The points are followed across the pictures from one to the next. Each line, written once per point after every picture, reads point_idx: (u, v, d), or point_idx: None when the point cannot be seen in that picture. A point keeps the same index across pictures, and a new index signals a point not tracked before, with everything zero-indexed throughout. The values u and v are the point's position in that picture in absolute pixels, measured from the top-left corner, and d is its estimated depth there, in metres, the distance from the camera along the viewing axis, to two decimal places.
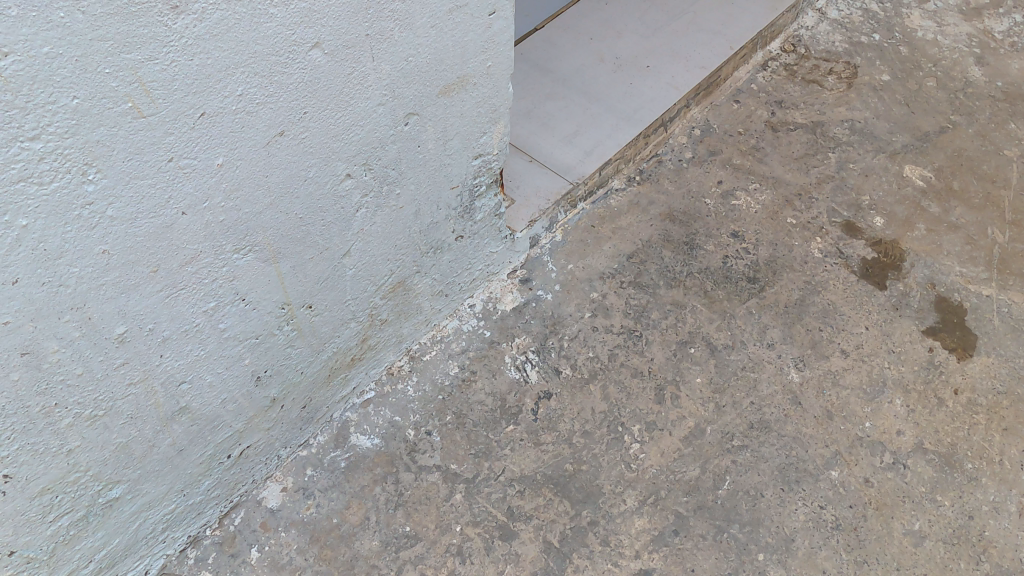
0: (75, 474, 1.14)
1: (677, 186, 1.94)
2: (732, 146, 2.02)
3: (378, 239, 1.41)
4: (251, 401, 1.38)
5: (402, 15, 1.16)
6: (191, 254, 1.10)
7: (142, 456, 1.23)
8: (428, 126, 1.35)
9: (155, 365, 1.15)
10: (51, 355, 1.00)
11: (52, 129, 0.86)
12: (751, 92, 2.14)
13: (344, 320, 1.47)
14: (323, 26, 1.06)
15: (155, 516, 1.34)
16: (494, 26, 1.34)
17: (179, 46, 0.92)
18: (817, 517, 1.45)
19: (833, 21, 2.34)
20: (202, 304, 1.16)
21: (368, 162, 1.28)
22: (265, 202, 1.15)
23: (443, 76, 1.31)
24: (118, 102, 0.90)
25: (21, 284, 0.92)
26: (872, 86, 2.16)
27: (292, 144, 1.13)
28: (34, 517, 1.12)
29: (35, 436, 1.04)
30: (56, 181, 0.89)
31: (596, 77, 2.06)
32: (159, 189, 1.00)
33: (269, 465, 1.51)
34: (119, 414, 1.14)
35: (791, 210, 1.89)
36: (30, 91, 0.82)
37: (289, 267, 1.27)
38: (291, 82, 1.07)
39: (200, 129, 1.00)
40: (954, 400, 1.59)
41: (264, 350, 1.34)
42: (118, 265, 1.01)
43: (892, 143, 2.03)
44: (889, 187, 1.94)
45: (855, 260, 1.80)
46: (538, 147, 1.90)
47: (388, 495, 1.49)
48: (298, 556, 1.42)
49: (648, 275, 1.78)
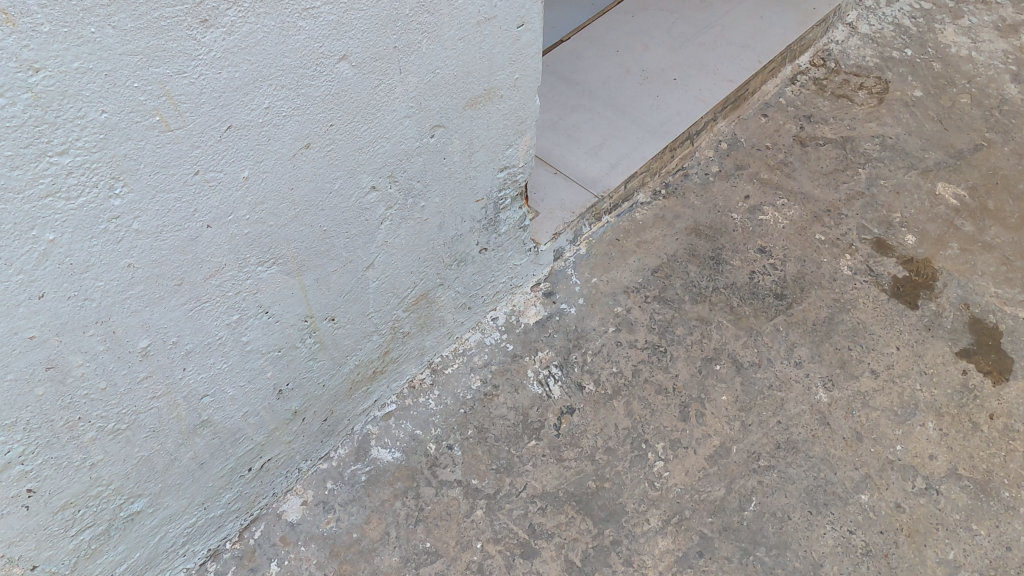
0: (97, 488, 1.13)
1: (703, 200, 1.91)
2: (760, 160, 1.99)
3: (401, 252, 1.40)
4: (273, 414, 1.38)
5: (430, 28, 1.15)
6: (215, 267, 1.09)
7: (163, 469, 1.22)
8: (454, 139, 1.34)
9: (178, 378, 1.14)
10: (76, 369, 0.99)
11: (80, 143, 0.85)
12: (779, 106, 2.12)
13: (366, 333, 1.46)
14: (351, 39, 1.05)
15: (177, 529, 1.33)
16: (521, 38, 1.32)
17: (208, 60, 0.91)
18: (846, 542, 1.41)
19: (865, 34, 2.31)
20: (225, 316, 1.16)
21: (393, 174, 1.27)
22: (290, 215, 1.15)
23: (470, 88, 1.30)
24: (146, 116, 0.89)
25: (47, 298, 0.92)
26: (904, 102, 2.13)
27: (318, 157, 1.12)
28: (56, 531, 1.11)
29: (59, 450, 1.04)
30: (83, 196, 0.89)
31: (622, 89, 2.04)
32: (185, 202, 0.99)
33: (289, 478, 1.50)
34: (142, 427, 1.14)
35: (820, 226, 1.86)
36: (61, 106, 0.82)
37: (312, 280, 1.26)
38: (318, 95, 1.06)
39: (226, 142, 0.99)
40: (990, 425, 1.55)
41: (287, 363, 1.33)
42: (143, 279, 1.01)
43: (925, 159, 1.99)
44: (921, 204, 1.90)
45: (885, 278, 1.77)
46: (564, 159, 1.88)
47: (408, 510, 1.48)
48: (317, 571, 1.41)
49: (673, 290, 1.76)
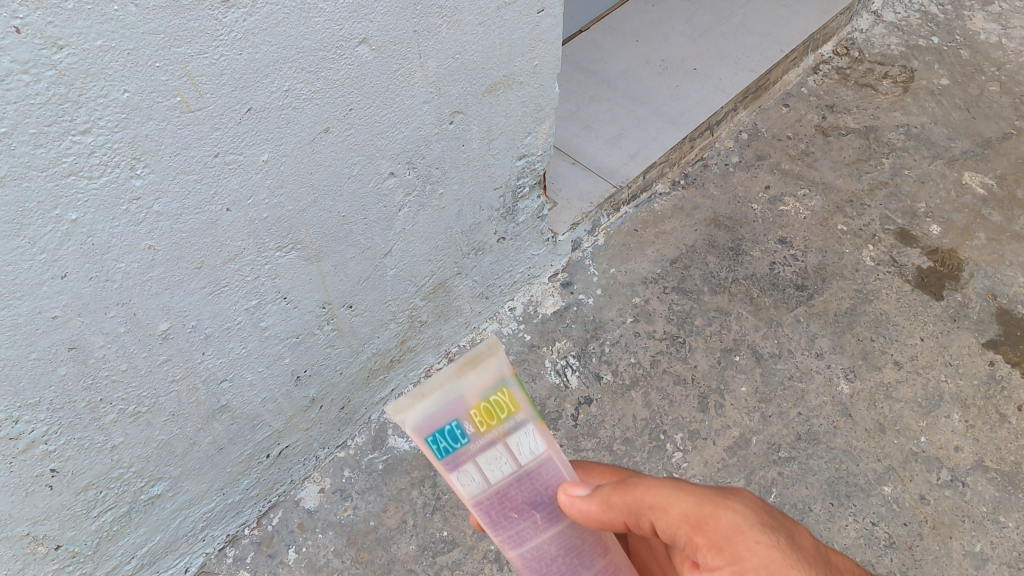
0: (118, 470, 1.14)
1: (723, 190, 1.90)
2: (781, 150, 1.97)
3: (419, 239, 1.40)
4: (291, 401, 1.38)
5: (450, 11, 1.15)
6: (235, 251, 1.09)
7: (183, 453, 1.23)
8: (473, 126, 1.33)
9: (197, 362, 1.15)
10: (98, 350, 1.00)
11: (103, 122, 0.85)
12: (801, 96, 2.10)
13: (384, 321, 1.46)
14: (372, 22, 1.05)
15: (196, 514, 1.35)
16: (542, 24, 1.32)
17: (228, 40, 0.91)
18: (869, 534, 1.40)
19: (890, 23, 2.28)
20: (244, 301, 1.16)
21: (412, 160, 1.27)
22: (309, 200, 1.15)
23: (490, 75, 1.29)
24: (167, 96, 0.89)
25: (70, 279, 0.92)
26: (929, 91, 2.10)
27: (337, 141, 1.12)
28: (79, 512, 1.13)
29: (81, 431, 1.05)
30: (105, 175, 0.89)
31: (641, 79, 2.03)
32: (205, 183, 0.99)
33: (307, 465, 1.51)
34: (162, 411, 1.14)
35: (842, 217, 1.84)
36: (83, 84, 0.82)
37: (331, 267, 1.26)
38: (338, 78, 1.06)
39: (246, 124, 0.99)
40: (1018, 417, 1.53)
41: (305, 350, 1.33)
42: (163, 261, 1.01)
43: (951, 149, 1.96)
44: (946, 194, 1.87)
45: (909, 269, 1.74)
46: (582, 149, 1.87)
47: (425, 499, 1.48)
48: (335, 558, 1.42)
49: (692, 280, 1.74)
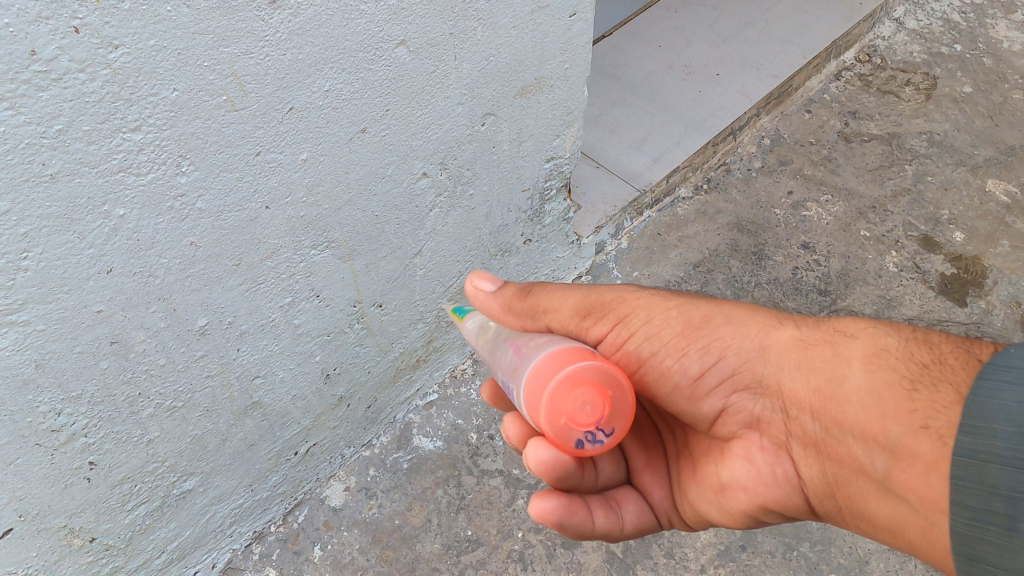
0: (153, 464, 1.16)
1: (746, 196, 1.91)
2: (803, 156, 1.98)
3: (448, 240, 1.41)
4: (320, 399, 1.39)
5: (486, 14, 1.17)
6: (272, 248, 1.10)
7: (215, 448, 1.25)
8: (504, 127, 1.35)
9: (232, 358, 1.16)
10: (138, 344, 1.01)
11: (152, 120, 0.86)
12: (824, 102, 2.11)
13: (412, 321, 1.47)
14: (410, 24, 1.07)
15: (225, 510, 1.36)
16: (573, 28, 1.33)
17: (273, 40, 0.92)
18: None
19: (912, 30, 2.30)
20: (279, 298, 1.17)
21: (444, 161, 1.28)
22: (345, 199, 1.16)
23: (522, 77, 1.31)
24: (214, 95, 0.90)
25: (115, 273, 0.93)
26: (952, 98, 2.11)
27: (373, 142, 1.14)
28: (114, 505, 1.14)
29: (120, 425, 1.06)
30: (152, 172, 0.89)
31: (664, 84, 2.04)
32: (246, 181, 1.00)
33: (333, 464, 1.53)
34: (196, 406, 1.16)
35: (864, 222, 1.85)
36: (135, 83, 0.82)
37: (363, 265, 1.28)
38: (376, 79, 1.08)
39: (288, 123, 1.00)
40: None
41: (335, 348, 1.34)
42: (204, 257, 1.02)
43: (974, 156, 1.97)
44: (970, 202, 1.88)
45: (933, 276, 1.75)
46: (606, 153, 1.88)
47: (450, 498, 1.49)
48: (360, 556, 1.43)
49: (715, 284, 1.74)
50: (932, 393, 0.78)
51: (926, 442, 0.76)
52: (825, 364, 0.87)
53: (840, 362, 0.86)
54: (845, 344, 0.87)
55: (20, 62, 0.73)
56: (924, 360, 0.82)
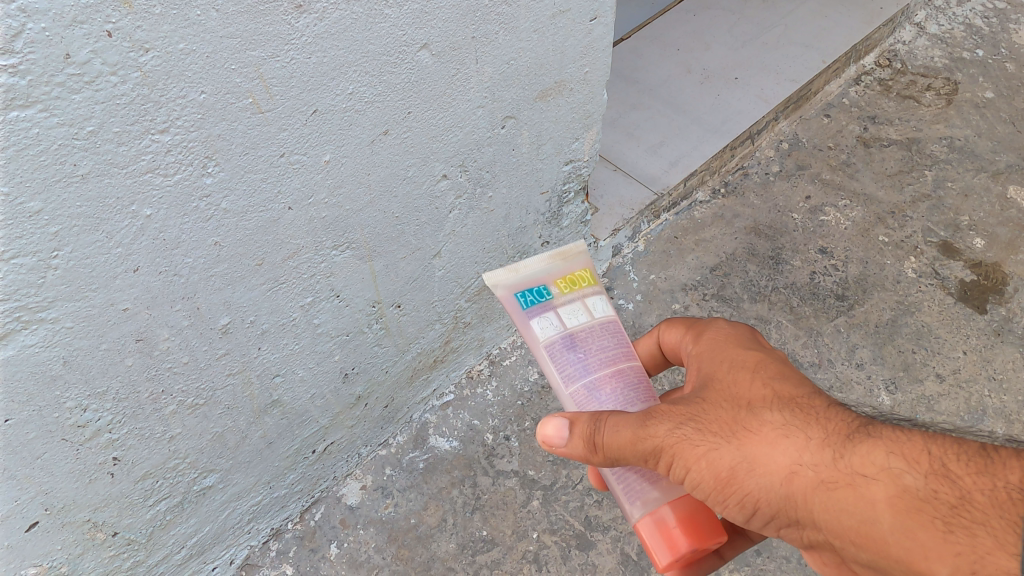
0: (174, 461, 1.17)
1: (763, 200, 1.91)
2: (822, 161, 1.98)
3: (467, 241, 1.42)
4: (338, 398, 1.41)
5: (507, 19, 1.17)
6: (294, 248, 1.12)
7: (235, 446, 1.26)
8: (524, 130, 1.36)
9: (253, 357, 1.18)
10: (162, 342, 1.03)
11: (180, 122, 0.87)
12: (842, 106, 2.10)
13: (429, 321, 1.48)
14: (433, 28, 1.08)
15: (244, 507, 1.38)
16: (594, 32, 1.34)
17: (299, 44, 0.93)
18: None
19: (933, 35, 2.29)
20: (300, 298, 1.19)
21: (464, 163, 1.29)
22: (366, 200, 1.17)
23: (542, 80, 1.32)
24: (240, 98, 0.91)
25: (141, 272, 0.94)
26: (973, 103, 2.09)
27: (394, 144, 1.15)
28: (136, 500, 1.16)
29: (143, 421, 1.08)
30: (179, 173, 0.90)
31: (682, 87, 2.04)
32: (270, 182, 1.01)
33: (349, 462, 1.54)
34: (217, 404, 1.17)
35: (883, 228, 1.84)
36: (165, 86, 0.83)
37: (382, 266, 1.29)
38: (398, 82, 1.09)
39: (312, 126, 1.01)
40: None
41: (354, 347, 1.35)
42: (227, 257, 1.03)
43: (995, 162, 1.96)
44: (991, 208, 1.87)
45: (952, 282, 1.74)
46: (623, 156, 1.89)
47: (465, 498, 1.50)
48: (376, 554, 1.44)
49: (732, 288, 1.74)
50: (977, 527, 0.69)
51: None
52: (845, 504, 0.77)
53: (862, 499, 0.76)
54: (867, 483, 0.76)
55: (54, 65, 0.75)
56: (952, 493, 0.72)
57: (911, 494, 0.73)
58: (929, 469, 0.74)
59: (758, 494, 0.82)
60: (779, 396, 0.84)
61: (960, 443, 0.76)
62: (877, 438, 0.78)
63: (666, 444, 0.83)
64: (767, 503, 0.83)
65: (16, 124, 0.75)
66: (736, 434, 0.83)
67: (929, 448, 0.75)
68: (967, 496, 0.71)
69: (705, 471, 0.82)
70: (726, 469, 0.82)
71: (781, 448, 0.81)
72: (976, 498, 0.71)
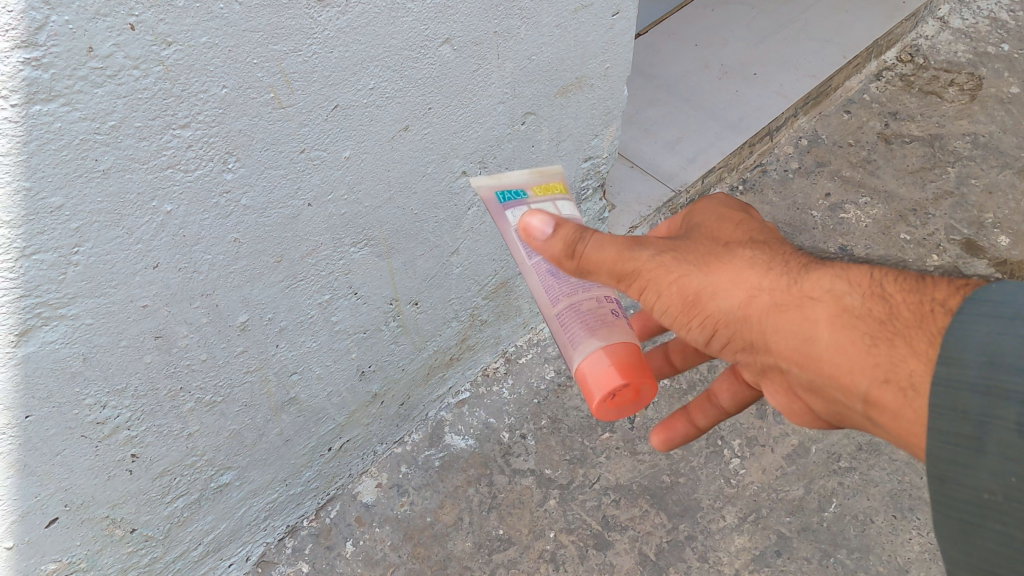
0: (192, 458, 1.17)
1: (782, 197, 1.89)
2: (842, 158, 1.96)
3: (486, 239, 1.41)
4: (354, 396, 1.40)
5: (529, 13, 1.16)
6: (314, 246, 1.11)
7: (252, 443, 1.26)
8: (544, 127, 1.34)
9: (270, 355, 1.17)
10: (181, 339, 1.02)
11: (201, 117, 0.86)
12: (862, 102, 2.08)
13: (446, 319, 1.47)
14: (455, 23, 1.07)
15: (260, 504, 1.37)
16: (616, 26, 1.32)
17: (322, 38, 0.92)
18: (933, 547, 1.39)
19: (956, 29, 2.26)
20: (318, 296, 1.18)
21: (484, 160, 1.28)
22: (386, 196, 1.16)
23: (563, 76, 1.30)
24: (261, 92, 0.90)
25: (161, 269, 0.93)
26: (998, 98, 2.07)
27: (415, 140, 1.14)
28: (154, 497, 1.16)
29: (161, 418, 1.07)
30: (200, 168, 0.90)
31: (700, 83, 2.02)
32: (291, 179, 1.00)
33: (365, 460, 1.53)
34: (235, 401, 1.17)
35: (904, 225, 1.82)
36: (187, 80, 0.82)
37: (401, 264, 1.28)
38: (420, 77, 1.07)
39: (332, 121, 1.00)
40: None
41: (371, 345, 1.35)
42: (247, 254, 1.02)
43: (1020, 158, 1.93)
44: (1015, 205, 1.84)
45: (976, 280, 1.71)
46: (640, 153, 1.87)
47: (481, 497, 1.49)
48: (392, 553, 1.43)
49: None
50: (903, 340, 0.80)
51: (891, 395, 0.79)
52: (794, 325, 0.88)
53: (803, 318, 0.87)
54: (813, 301, 0.87)
55: (77, 59, 0.74)
56: (884, 309, 0.83)
57: (849, 312, 0.85)
58: (868, 289, 0.85)
59: (718, 313, 0.92)
60: (758, 249, 0.92)
61: (904, 277, 0.85)
62: (825, 268, 0.89)
63: (644, 267, 0.89)
64: (726, 322, 0.93)
65: (39, 118, 0.74)
66: (708, 262, 0.91)
67: (871, 275, 0.87)
68: (895, 311, 0.82)
69: (672, 291, 0.91)
70: (692, 290, 0.91)
71: (742, 277, 0.91)
72: (902, 312, 0.82)
